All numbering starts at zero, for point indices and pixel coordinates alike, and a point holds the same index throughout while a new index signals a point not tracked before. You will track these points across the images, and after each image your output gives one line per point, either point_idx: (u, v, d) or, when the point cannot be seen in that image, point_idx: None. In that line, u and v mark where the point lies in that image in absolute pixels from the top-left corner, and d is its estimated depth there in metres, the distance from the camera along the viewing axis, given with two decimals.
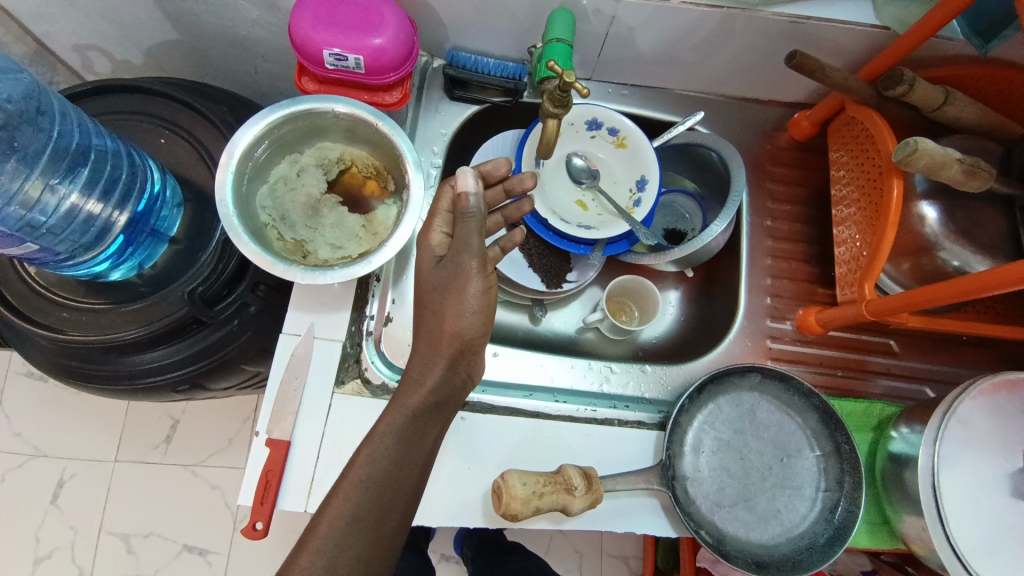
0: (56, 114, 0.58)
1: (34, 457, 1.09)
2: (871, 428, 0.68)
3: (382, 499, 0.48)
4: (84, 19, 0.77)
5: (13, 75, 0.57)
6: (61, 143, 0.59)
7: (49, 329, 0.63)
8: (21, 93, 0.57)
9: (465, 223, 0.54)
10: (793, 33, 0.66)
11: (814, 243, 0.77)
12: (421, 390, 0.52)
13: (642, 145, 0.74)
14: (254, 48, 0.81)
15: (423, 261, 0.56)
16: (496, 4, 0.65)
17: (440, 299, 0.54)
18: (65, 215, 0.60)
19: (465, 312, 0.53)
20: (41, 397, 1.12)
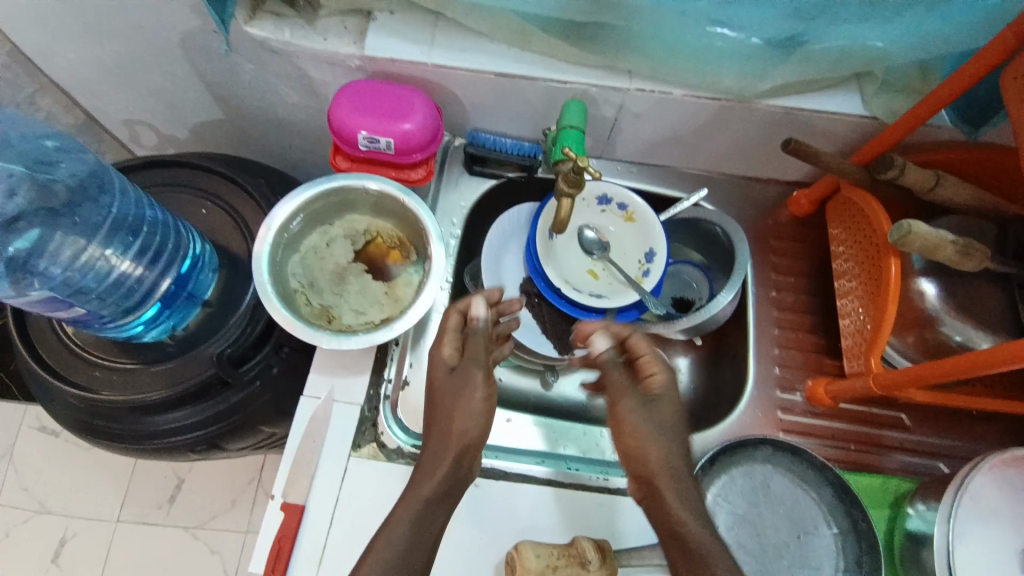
0: (117, 191, 0.64)
1: (38, 514, 1.08)
2: (887, 505, 0.68)
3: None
4: (140, 98, 0.86)
5: (79, 154, 0.62)
6: (119, 216, 0.64)
7: (82, 388, 0.65)
8: (86, 172, 0.62)
9: (475, 339, 0.60)
10: (789, 122, 0.72)
11: (820, 314, 0.80)
12: (430, 482, 0.53)
13: (650, 219, 0.78)
14: (291, 127, 0.88)
15: (437, 371, 0.59)
16: (516, 93, 0.72)
17: (449, 403, 0.56)
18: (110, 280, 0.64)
19: (473, 412, 0.56)
20: (49, 452, 1.12)
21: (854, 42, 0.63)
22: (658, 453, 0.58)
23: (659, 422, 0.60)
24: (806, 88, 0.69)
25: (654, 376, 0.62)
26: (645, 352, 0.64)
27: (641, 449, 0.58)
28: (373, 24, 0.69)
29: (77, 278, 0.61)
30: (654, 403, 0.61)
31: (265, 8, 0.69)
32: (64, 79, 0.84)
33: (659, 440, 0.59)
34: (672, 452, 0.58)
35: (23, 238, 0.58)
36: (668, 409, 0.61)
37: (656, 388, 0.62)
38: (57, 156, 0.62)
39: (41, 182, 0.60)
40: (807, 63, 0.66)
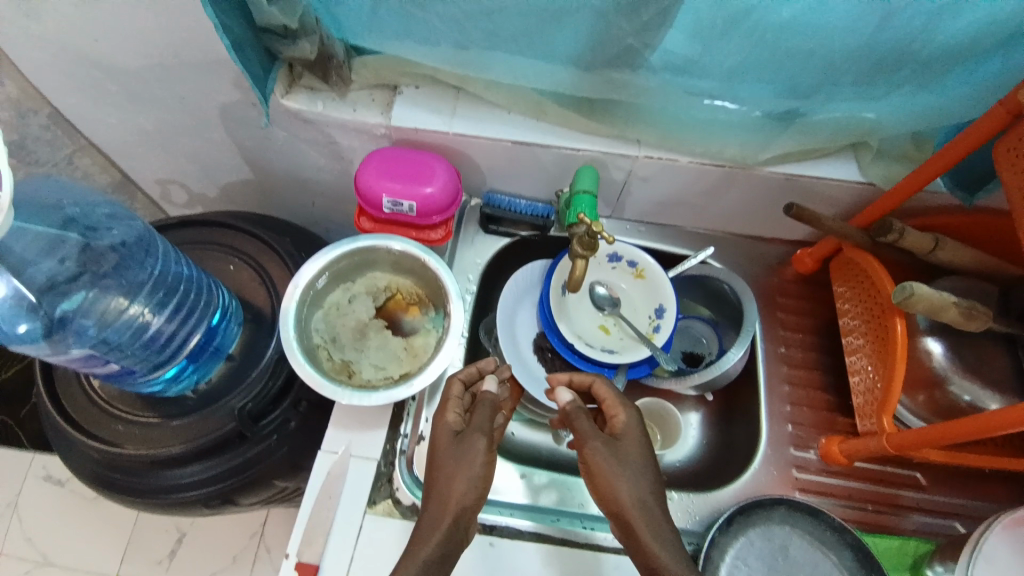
0: (160, 255, 0.67)
1: (39, 566, 1.07)
2: (908, 569, 0.68)
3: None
4: (173, 160, 0.92)
5: (130, 222, 0.66)
6: (158, 278, 0.67)
7: (105, 442, 0.67)
8: (134, 237, 0.66)
9: (480, 410, 0.60)
10: (790, 187, 0.75)
11: (829, 371, 0.80)
12: (427, 549, 0.53)
13: (659, 277, 0.80)
14: (315, 187, 0.93)
15: (440, 437, 0.60)
16: (531, 159, 0.76)
17: (450, 468, 0.57)
18: (143, 338, 0.66)
19: (472, 478, 0.56)
20: (53, 502, 1.11)
21: (849, 116, 0.68)
22: (628, 493, 0.54)
23: (630, 463, 0.57)
24: (805, 158, 0.73)
25: (617, 419, 0.61)
26: (605, 394, 0.63)
27: (610, 492, 0.55)
28: (399, 98, 0.75)
29: (112, 335, 0.64)
30: (620, 444, 0.58)
31: (300, 83, 0.75)
32: (105, 143, 0.89)
33: (627, 480, 0.55)
34: (641, 491, 0.55)
35: (71, 299, 0.61)
36: (635, 449, 0.58)
37: (621, 430, 0.60)
38: (108, 222, 0.64)
39: (93, 247, 0.62)
40: (805, 135, 0.70)
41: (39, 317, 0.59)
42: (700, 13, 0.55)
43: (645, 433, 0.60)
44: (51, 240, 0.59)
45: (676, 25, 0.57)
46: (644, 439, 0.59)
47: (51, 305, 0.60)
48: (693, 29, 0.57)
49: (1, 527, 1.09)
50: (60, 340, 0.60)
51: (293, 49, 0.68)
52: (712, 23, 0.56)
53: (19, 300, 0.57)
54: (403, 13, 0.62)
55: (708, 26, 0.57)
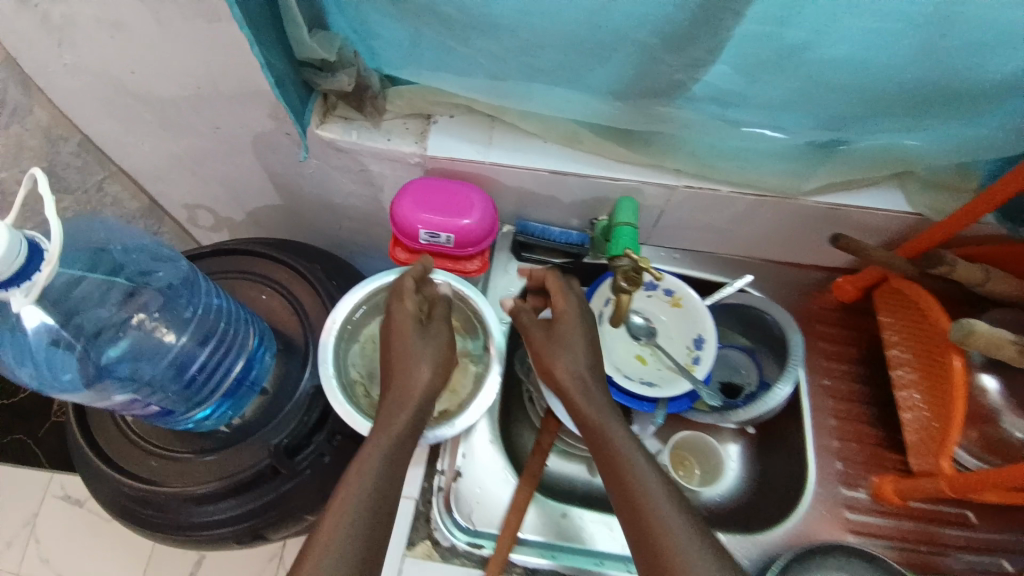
0: (202, 295, 0.67)
1: None
2: None
3: (364, 556, 0.48)
4: (203, 186, 0.92)
5: (176, 263, 0.66)
6: (200, 317, 0.66)
7: (139, 478, 0.66)
8: (179, 278, 0.65)
9: (438, 308, 0.65)
10: (832, 217, 0.73)
11: (874, 404, 0.78)
12: (393, 432, 0.56)
13: (696, 305, 0.78)
14: (344, 212, 0.92)
15: (401, 324, 0.61)
16: (566, 188, 0.75)
17: (410, 362, 0.59)
18: (183, 378, 0.66)
19: (432, 369, 0.59)
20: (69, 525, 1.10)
21: (894, 147, 0.66)
22: (569, 369, 0.62)
23: (569, 342, 0.64)
24: (848, 188, 0.71)
25: (558, 303, 0.67)
26: (554, 287, 0.69)
27: (549, 363, 0.63)
28: (434, 126, 0.74)
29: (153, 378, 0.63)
30: (557, 324, 0.66)
31: (334, 113, 0.74)
32: (136, 168, 0.89)
33: (568, 359, 0.63)
34: (578, 366, 0.63)
35: (117, 344, 0.62)
36: (575, 329, 0.65)
37: (561, 311, 0.66)
38: (154, 265, 0.65)
39: (140, 290, 0.63)
40: (848, 165, 0.68)
41: (86, 365, 0.58)
42: (753, 52, 0.54)
43: (584, 314, 0.67)
44: (100, 285, 0.60)
45: (725, 61, 0.55)
46: (582, 321, 0.66)
47: (98, 352, 0.60)
48: (744, 66, 0.55)
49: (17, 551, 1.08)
50: (107, 386, 0.60)
51: (331, 81, 0.68)
52: (764, 62, 0.55)
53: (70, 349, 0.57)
54: (441, 47, 0.61)
55: (759, 64, 0.55)
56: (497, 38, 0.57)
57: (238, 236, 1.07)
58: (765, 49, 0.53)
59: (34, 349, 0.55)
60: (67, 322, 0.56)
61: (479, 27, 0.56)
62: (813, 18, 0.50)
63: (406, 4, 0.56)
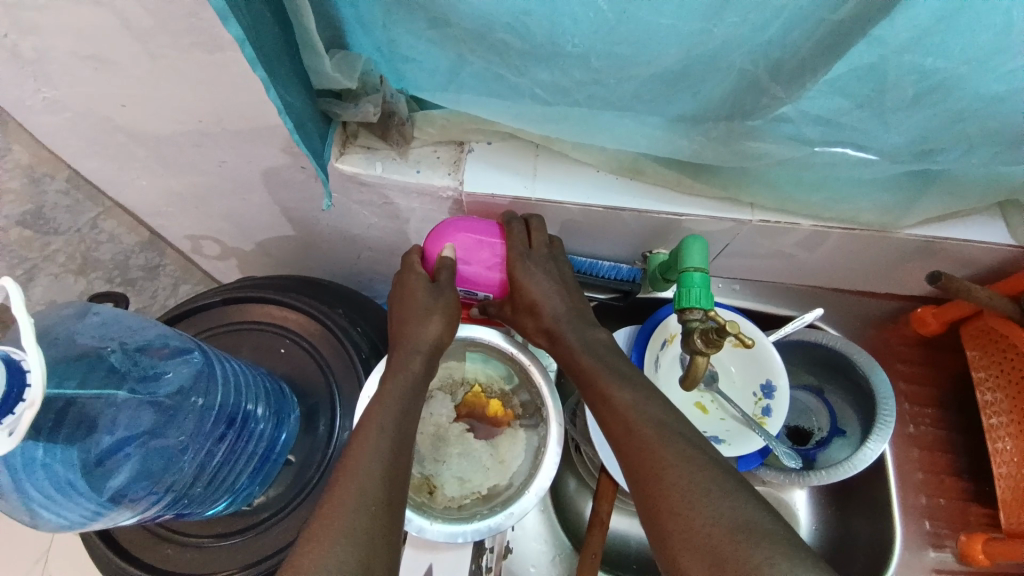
0: (220, 387, 0.58)
1: None
2: None
3: (387, 487, 0.48)
4: (205, 218, 0.83)
5: (188, 356, 0.57)
6: (216, 413, 0.58)
7: (154, 570, 0.59)
8: (191, 375, 0.57)
9: (447, 271, 0.60)
10: (925, 249, 0.64)
11: (963, 451, 0.72)
12: (408, 378, 0.57)
13: (766, 349, 0.69)
14: (364, 243, 0.83)
15: (411, 285, 0.61)
16: (621, 224, 0.66)
17: (411, 318, 0.60)
18: (200, 482, 0.57)
19: (430, 327, 0.59)
20: None
21: (996, 178, 0.56)
22: (553, 308, 0.62)
23: (548, 273, 0.62)
24: (943, 220, 0.62)
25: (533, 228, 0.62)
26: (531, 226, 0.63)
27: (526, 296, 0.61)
28: (470, 156, 0.65)
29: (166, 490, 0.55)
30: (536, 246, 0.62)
31: (356, 142, 0.65)
32: (132, 204, 0.80)
33: (553, 298, 0.62)
34: (557, 307, 0.62)
35: (122, 470, 0.51)
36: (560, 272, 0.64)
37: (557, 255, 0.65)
38: (159, 365, 0.55)
39: (148, 400, 0.53)
40: (951, 196, 0.59)
41: (89, 499, 0.49)
42: (888, 81, 0.44)
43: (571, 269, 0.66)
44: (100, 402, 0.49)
45: (845, 92, 0.46)
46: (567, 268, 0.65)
47: (101, 484, 0.50)
48: (872, 100, 0.46)
49: None
50: (117, 516, 0.52)
51: (354, 113, 0.59)
52: (900, 92, 0.45)
53: (71, 483, 0.48)
54: (489, 75, 0.53)
55: (894, 95, 0.45)
56: (561, 66, 0.49)
57: (246, 264, 0.98)
58: (902, 81, 0.44)
59: (32, 485, 0.45)
60: (66, 453, 0.47)
61: (539, 55, 0.48)
62: (946, 42, 0.41)
63: (452, 29, 0.48)
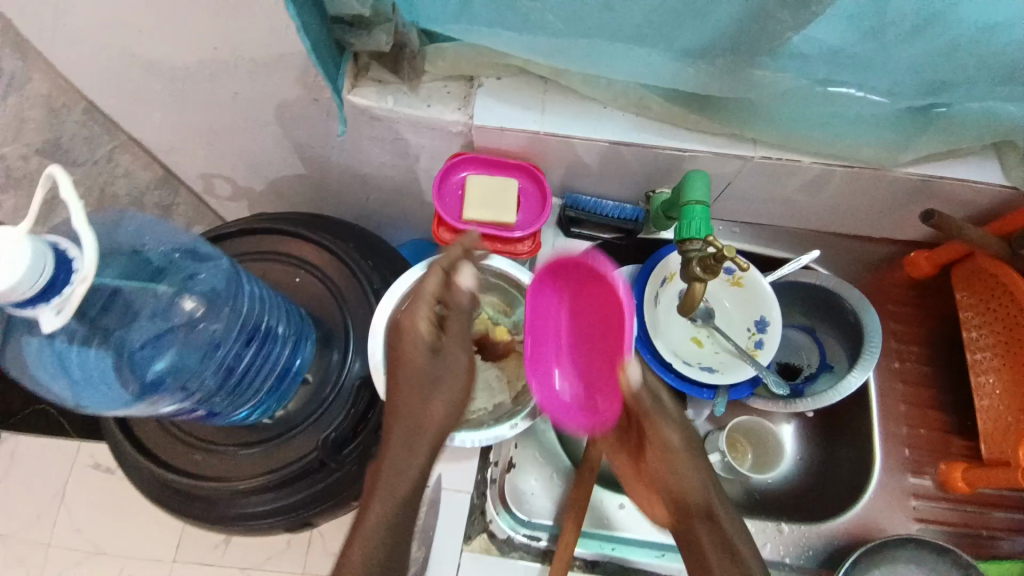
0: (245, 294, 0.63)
1: None
2: None
3: (384, 564, 0.52)
4: (219, 155, 0.84)
5: (217, 263, 0.64)
6: (241, 318, 0.63)
7: (183, 472, 0.65)
8: (222, 279, 0.63)
9: (458, 317, 0.59)
10: (922, 189, 0.66)
11: (946, 387, 0.76)
12: (410, 461, 0.55)
13: (761, 286, 0.72)
14: (374, 182, 0.85)
15: (413, 352, 0.56)
16: (627, 162, 0.68)
17: (422, 390, 0.56)
18: (227, 381, 0.63)
19: (439, 401, 0.56)
20: (83, 495, 0.98)
21: (992, 115, 0.58)
22: (693, 480, 0.57)
23: (684, 465, 0.58)
24: (940, 159, 0.64)
25: (649, 372, 0.61)
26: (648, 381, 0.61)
27: (666, 477, 0.58)
28: (479, 91, 0.66)
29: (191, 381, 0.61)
30: (667, 438, 0.59)
31: (368, 75, 0.66)
32: (147, 138, 0.82)
33: (689, 472, 0.57)
34: (701, 481, 0.57)
35: (162, 356, 0.60)
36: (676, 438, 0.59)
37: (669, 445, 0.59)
38: (194, 267, 0.63)
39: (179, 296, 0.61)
40: (948, 136, 0.60)
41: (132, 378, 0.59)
42: (890, 6, 0.48)
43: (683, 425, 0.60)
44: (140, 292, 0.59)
45: (849, 18, 0.50)
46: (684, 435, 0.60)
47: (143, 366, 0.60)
48: (874, 29, 0.50)
49: None
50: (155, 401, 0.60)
51: (366, 41, 0.60)
52: (900, 23, 0.49)
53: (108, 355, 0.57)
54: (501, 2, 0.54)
55: (895, 26, 0.50)
56: None
57: (257, 205, 1.00)
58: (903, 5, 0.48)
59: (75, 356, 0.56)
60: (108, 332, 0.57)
61: None
62: None
63: None
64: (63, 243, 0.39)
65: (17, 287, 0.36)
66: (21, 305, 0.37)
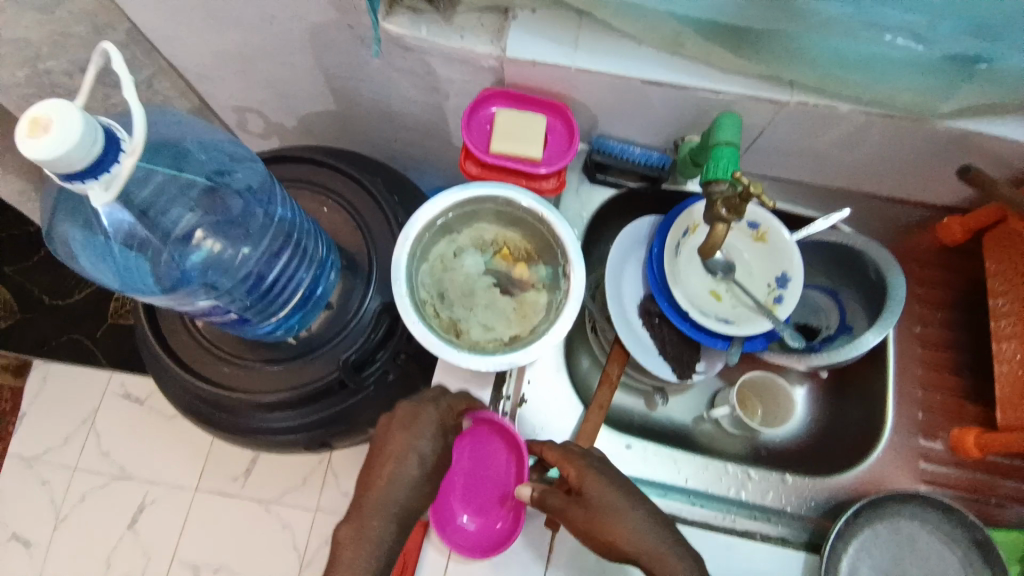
0: (279, 201, 0.65)
1: (118, 478, 1.11)
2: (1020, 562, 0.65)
3: None
4: (253, 86, 0.85)
5: (253, 165, 0.65)
6: (276, 224, 0.64)
7: (210, 383, 0.69)
8: (257, 182, 0.64)
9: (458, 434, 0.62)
10: (962, 145, 0.64)
11: (967, 355, 0.74)
12: (393, 515, 0.57)
13: (785, 242, 0.71)
14: (402, 121, 0.85)
15: (423, 426, 0.60)
16: (656, 104, 0.67)
17: (412, 461, 0.59)
18: (257, 289, 0.64)
19: (430, 471, 0.60)
20: (128, 418, 1.14)
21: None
22: (633, 540, 0.55)
23: (617, 515, 0.56)
24: (982, 113, 0.62)
25: (591, 531, 0.56)
26: (552, 454, 0.60)
27: (606, 544, 0.56)
28: (513, 23, 0.65)
29: (223, 280, 0.62)
30: (589, 498, 0.57)
31: (401, 3, 0.66)
32: (184, 65, 0.83)
33: (623, 527, 0.56)
34: (641, 532, 0.56)
35: (198, 251, 0.61)
36: (606, 493, 0.57)
37: (592, 516, 0.56)
38: (231, 165, 0.63)
39: (216, 192, 0.61)
40: (997, 86, 0.58)
41: (168, 268, 0.58)
42: None
43: (614, 485, 0.58)
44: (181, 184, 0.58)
45: None
46: (613, 498, 0.57)
47: (181, 257, 0.59)
48: None
49: (78, 441, 1.13)
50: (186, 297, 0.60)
51: None
52: None
53: (144, 244, 0.57)
54: None
55: None
56: None
57: (287, 143, 1.01)
58: None
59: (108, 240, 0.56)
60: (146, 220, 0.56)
61: None
62: None
63: None
64: (113, 124, 0.43)
65: (72, 157, 0.39)
66: (71, 176, 0.41)
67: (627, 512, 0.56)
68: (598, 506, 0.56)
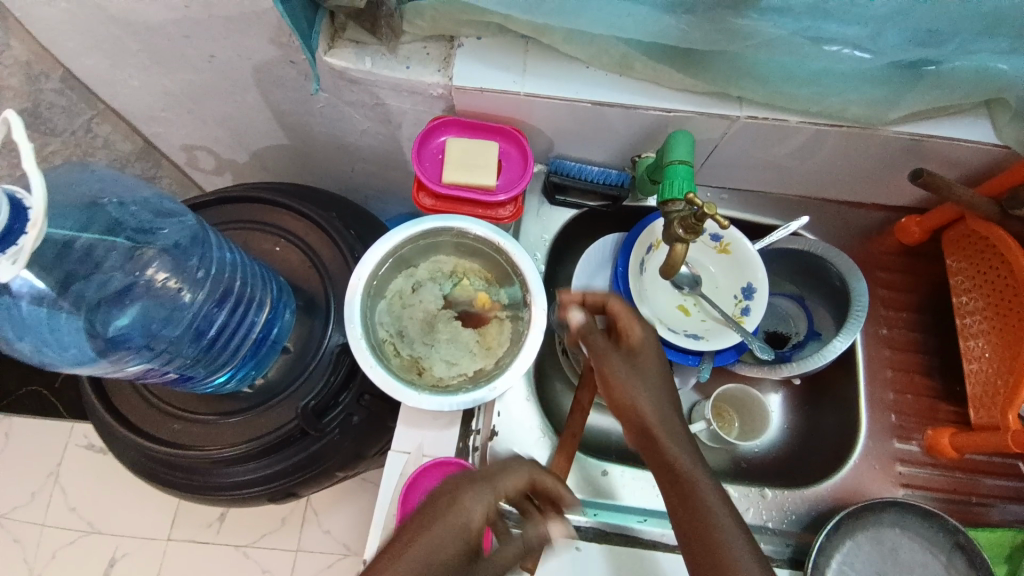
0: (214, 250, 0.63)
1: (86, 533, 1.05)
2: (1005, 560, 0.65)
3: None
4: (199, 125, 0.82)
5: (181, 220, 0.62)
6: (215, 274, 0.62)
7: (164, 442, 0.65)
8: (187, 237, 0.61)
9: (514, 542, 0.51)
10: (911, 149, 0.64)
11: (933, 353, 0.75)
12: None
13: (748, 253, 0.71)
14: (357, 152, 0.84)
15: (475, 513, 0.48)
16: (609, 125, 0.66)
17: (448, 549, 0.47)
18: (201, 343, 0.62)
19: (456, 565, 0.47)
20: (94, 471, 1.09)
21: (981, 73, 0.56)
22: (654, 414, 0.55)
23: (648, 381, 0.57)
24: (931, 116, 0.62)
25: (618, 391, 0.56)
26: (620, 312, 0.60)
27: (630, 406, 0.56)
28: (459, 51, 0.63)
29: (162, 339, 0.60)
30: (637, 360, 0.58)
31: (344, 36, 0.64)
32: (126, 109, 0.80)
33: (649, 396, 0.56)
34: (662, 408, 0.55)
35: (126, 313, 0.58)
36: (654, 364, 0.58)
37: (628, 378, 0.57)
38: (159, 221, 0.60)
39: (143, 250, 0.59)
40: (939, 91, 0.58)
41: (94, 337, 0.55)
42: None
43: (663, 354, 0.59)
44: (99, 245, 0.56)
45: None
46: (660, 364, 0.58)
47: (105, 323, 0.56)
48: None
49: (43, 497, 1.07)
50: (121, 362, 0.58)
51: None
52: None
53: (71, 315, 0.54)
54: None
55: None
56: None
57: (243, 178, 0.98)
58: None
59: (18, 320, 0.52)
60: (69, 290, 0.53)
61: None
62: None
63: None
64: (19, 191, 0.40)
65: None
66: None
67: (660, 387, 0.57)
68: (645, 372, 0.57)
